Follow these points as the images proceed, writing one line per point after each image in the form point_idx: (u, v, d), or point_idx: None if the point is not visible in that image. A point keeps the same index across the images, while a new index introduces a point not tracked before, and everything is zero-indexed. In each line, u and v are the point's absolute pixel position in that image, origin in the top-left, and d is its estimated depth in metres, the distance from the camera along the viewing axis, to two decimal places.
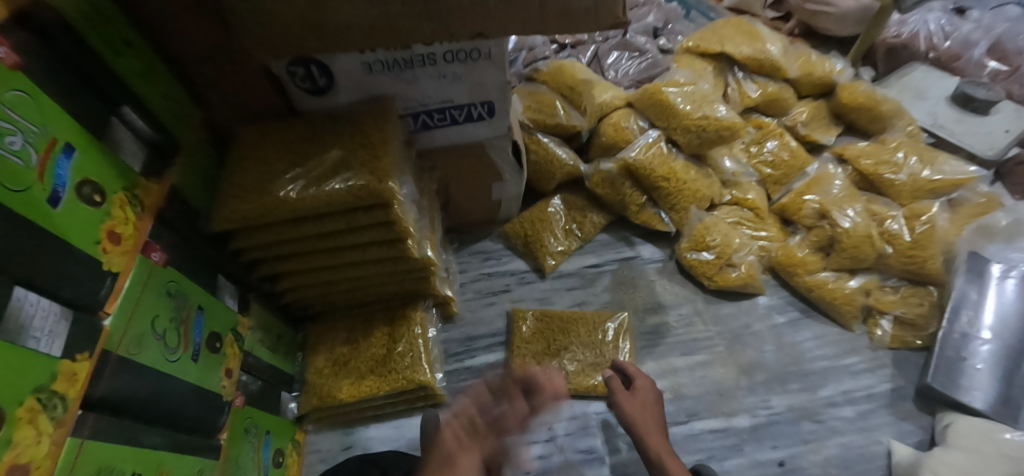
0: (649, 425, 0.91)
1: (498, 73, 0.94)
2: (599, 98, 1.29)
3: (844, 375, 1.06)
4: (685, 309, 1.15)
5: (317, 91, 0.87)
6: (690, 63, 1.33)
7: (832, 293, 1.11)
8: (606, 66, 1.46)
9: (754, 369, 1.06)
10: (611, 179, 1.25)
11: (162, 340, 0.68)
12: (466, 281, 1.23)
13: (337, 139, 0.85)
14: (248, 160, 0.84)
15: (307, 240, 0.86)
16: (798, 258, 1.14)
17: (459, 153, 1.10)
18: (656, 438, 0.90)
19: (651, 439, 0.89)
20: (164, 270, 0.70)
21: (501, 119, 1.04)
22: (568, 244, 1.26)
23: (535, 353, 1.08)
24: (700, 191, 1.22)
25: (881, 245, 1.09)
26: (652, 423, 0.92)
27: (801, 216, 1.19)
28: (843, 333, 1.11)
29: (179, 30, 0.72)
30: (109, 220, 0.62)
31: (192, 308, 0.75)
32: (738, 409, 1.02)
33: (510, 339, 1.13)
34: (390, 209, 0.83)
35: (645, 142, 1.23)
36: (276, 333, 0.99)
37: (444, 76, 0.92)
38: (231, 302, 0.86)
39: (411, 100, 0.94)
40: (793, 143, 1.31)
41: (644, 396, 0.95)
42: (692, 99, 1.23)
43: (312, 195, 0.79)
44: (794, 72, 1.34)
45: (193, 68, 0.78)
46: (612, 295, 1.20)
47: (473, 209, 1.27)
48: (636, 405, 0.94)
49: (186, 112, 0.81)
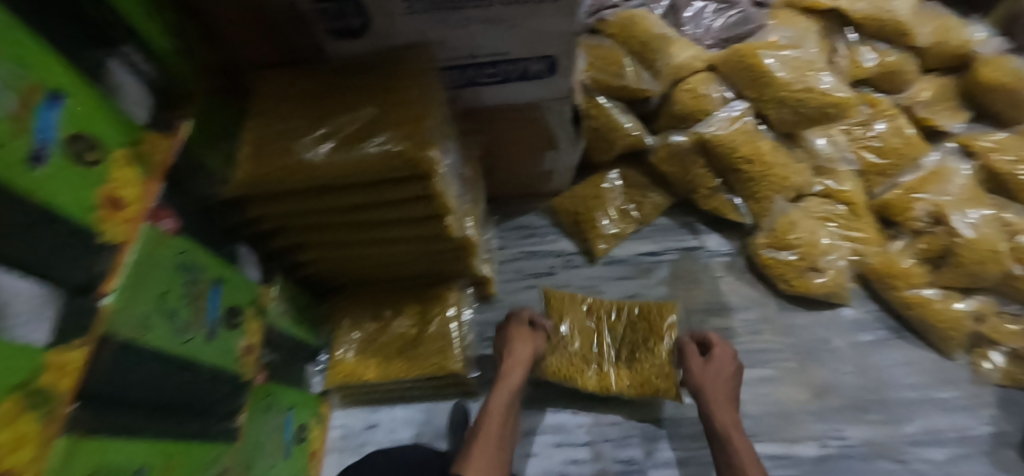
0: (719, 398, 0.85)
1: (566, 20, 0.78)
2: (677, 57, 1.10)
3: (935, 410, 0.92)
4: (752, 315, 1.02)
5: (349, 33, 0.75)
6: (791, 20, 1.11)
7: (936, 315, 0.94)
8: (683, 20, 1.24)
9: (828, 392, 0.93)
10: (681, 155, 1.08)
11: (172, 319, 0.59)
12: (506, 260, 1.13)
13: (370, 95, 0.73)
14: (269, 114, 0.73)
15: (334, 211, 0.77)
16: (900, 269, 0.97)
17: (509, 117, 0.96)
18: (726, 411, 0.84)
19: (721, 413, 0.84)
20: (175, 240, 0.62)
21: (563, 78, 0.88)
22: (623, 227, 1.12)
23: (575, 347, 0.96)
24: (789, 178, 1.04)
25: (1008, 265, 0.92)
26: (724, 398, 0.86)
27: (908, 218, 1.00)
28: (940, 361, 0.96)
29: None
30: (108, 183, 0.53)
31: (206, 282, 0.67)
32: (804, 436, 0.90)
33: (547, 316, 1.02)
34: (427, 183, 0.71)
35: (730, 115, 1.06)
36: (299, 304, 0.92)
37: (500, 21, 0.76)
38: (252, 272, 0.79)
39: (457, 50, 0.80)
40: (909, 129, 1.10)
41: (719, 368, 0.89)
42: (793, 66, 1.03)
43: (337, 162, 0.68)
44: (924, 39, 1.11)
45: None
46: (669, 289, 1.07)
47: (520, 179, 1.14)
48: (708, 376, 0.88)
49: (199, 55, 0.70)
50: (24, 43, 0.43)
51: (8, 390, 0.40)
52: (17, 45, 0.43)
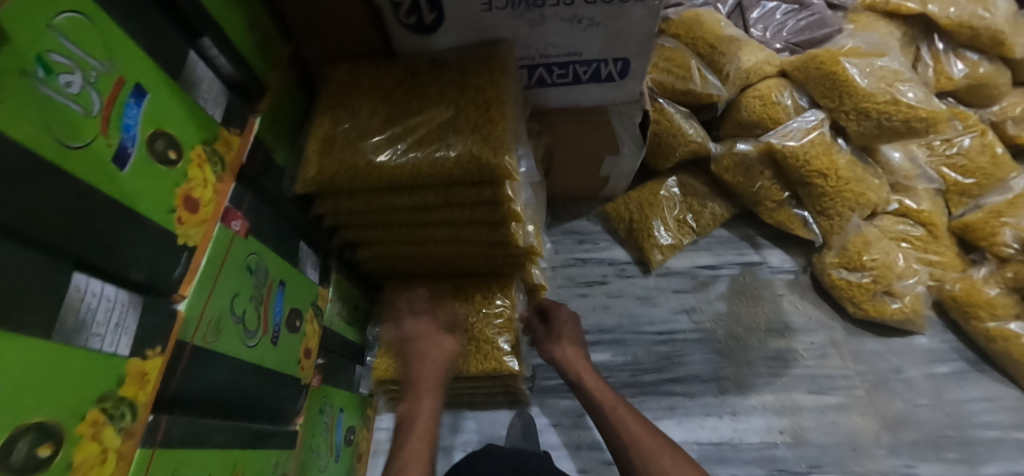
0: (572, 358, 0.85)
1: (648, 20, 0.73)
2: (746, 61, 1.04)
3: (1019, 452, 0.86)
4: (819, 338, 0.97)
5: (420, 29, 0.72)
6: (870, 26, 1.05)
7: (1022, 351, 0.87)
8: (751, 21, 1.17)
9: (901, 426, 0.88)
10: (746, 164, 1.03)
11: (241, 323, 0.58)
12: (557, 265, 1.10)
13: (443, 94, 0.71)
14: (341, 110, 0.72)
15: (400, 210, 0.75)
16: (984, 298, 0.91)
17: (573, 119, 0.92)
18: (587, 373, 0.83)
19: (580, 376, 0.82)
20: (245, 241, 0.60)
21: (635, 81, 0.84)
22: (680, 238, 1.08)
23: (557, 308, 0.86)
24: (866, 194, 0.97)
25: None
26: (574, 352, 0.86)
27: (995, 243, 0.94)
28: (1022, 399, 0.90)
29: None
30: (186, 182, 0.51)
31: (272, 284, 0.65)
32: (873, 470, 0.85)
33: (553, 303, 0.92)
34: (499, 187, 0.69)
35: (804, 125, 1.00)
36: (353, 303, 0.91)
37: (579, 21, 0.73)
38: (312, 273, 0.77)
39: (530, 48, 0.77)
40: (998, 147, 1.02)
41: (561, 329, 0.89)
42: (880, 75, 0.96)
43: (409, 163, 0.66)
44: (1020, 51, 1.03)
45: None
46: (729, 305, 1.02)
47: (575, 183, 1.10)
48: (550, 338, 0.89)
49: (275, 48, 0.69)
50: (111, 37, 0.41)
51: (86, 404, 0.39)
52: (105, 40, 0.41)
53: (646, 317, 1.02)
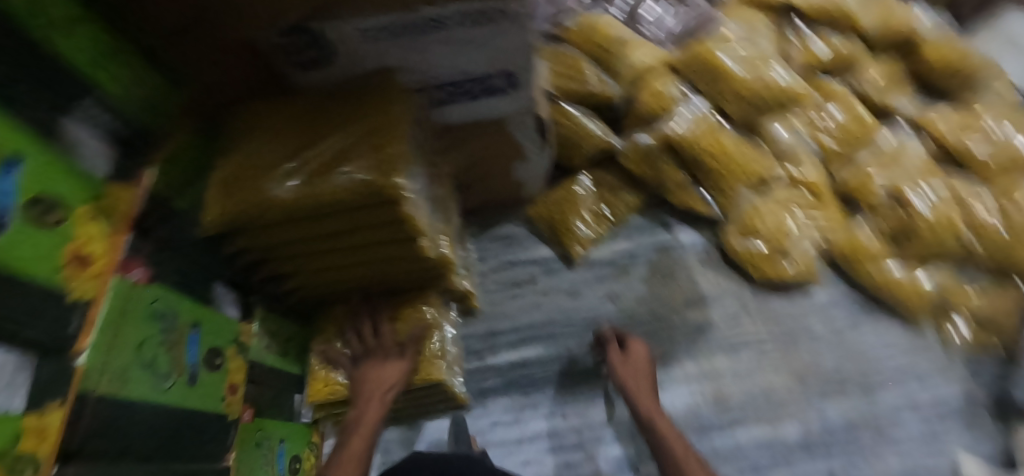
0: (641, 388, 0.87)
1: (521, 35, 0.80)
2: (634, 59, 1.15)
3: (911, 380, 0.95)
4: (731, 303, 1.05)
5: (312, 64, 0.76)
6: (741, 14, 1.19)
7: (904, 291, 0.99)
8: (640, 19, 1.25)
9: (809, 373, 0.96)
10: (650, 155, 1.11)
11: (151, 368, 0.60)
12: (487, 271, 1.14)
13: (336, 123, 0.74)
14: (240, 153, 0.73)
15: (311, 240, 0.78)
16: (865, 248, 1.02)
17: (476, 132, 0.97)
18: (646, 397, 0.85)
19: (641, 400, 0.85)
20: (148, 288, 0.62)
21: (524, 90, 0.90)
22: (598, 229, 1.14)
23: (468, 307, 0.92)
24: (750, 167, 1.08)
25: (966, 236, 0.99)
26: (646, 386, 0.88)
27: (868, 196, 1.06)
28: (910, 333, 0.99)
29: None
30: (72, 242, 0.53)
31: (183, 327, 0.67)
32: (786, 416, 0.93)
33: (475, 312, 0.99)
34: (398, 208, 0.72)
35: (693, 112, 1.09)
36: (283, 336, 0.92)
37: (457, 42, 0.78)
38: (232, 311, 0.80)
39: (418, 72, 0.82)
40: (862, 112, 1.14)
41: (637, 361, 0.91)
42: (749, 61, 1.10)
43: (308, 193, 0.69)
44: (869, 23, 1.16)
45: (182, 38, 0.69)
46: (648, 286, 1.09)
47: (493, 190, 1.15)
48: (630, 370, 0.90)
49: (164, 99, 0.71)
50: None
51: None
52: None
53: (574, 308, 1.08)
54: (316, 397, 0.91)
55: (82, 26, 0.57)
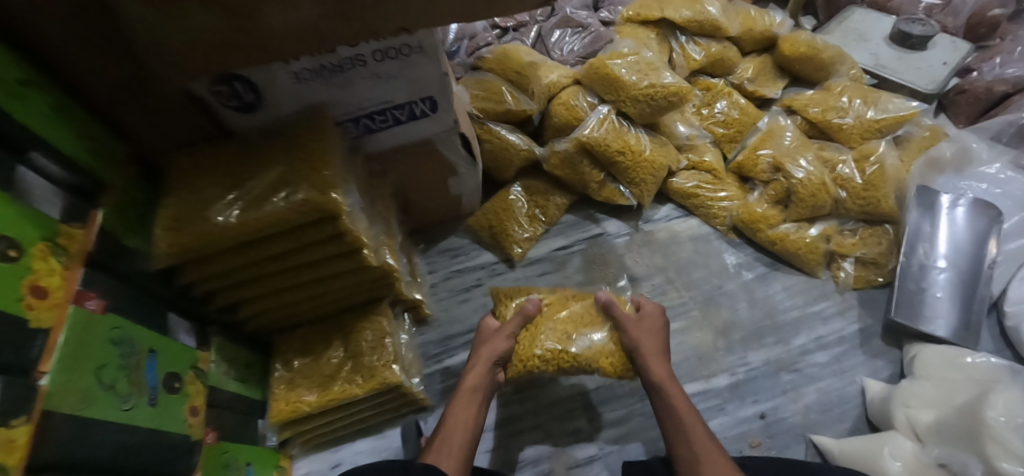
0: (650, 350, 0.91)
1: (435, 66, 0.91)
2: (546, 78, 1.26)
3: (815, 322, 1.09)
4: (657, 279, 1.17)
5: (246, 108, 0.84)
6: (633, 33, 1.32)
7: (795, 244, 1.12)
8: (550, 45, 1.44)
9: (729, 328, 1.08)
10: (569, 158, 1.22)
11: (113, 391, 0.64)
12: (437, 282, 1.22)
13: (274, 156, 0.82)
14: (183, 192, 0.79)
15: (259, 264, 0.84)
16: (758, 214, 1.16)
17: (407, 153, 1.07)
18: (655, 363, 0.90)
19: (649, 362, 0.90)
20: (104, 317, 0.67)
21: (446, 112, 1.01)
22: (534, 230, 1.24)
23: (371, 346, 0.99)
24: (658, 160, 1.21)
25: (836, 191, 1.12)
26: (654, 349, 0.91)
27: (758, 172, 1.20)
28: (809, 281, 1.14)
29: (81, 50, 0.67)
30: (31, 274, 0.58)
31: (142, 352, 0.72)
32: (717, 370, 1.04)
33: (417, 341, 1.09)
34: (338, 222, 0.80)
35: (598, 118, 1.21)
36: (243, 363, 0.96)
37: (379, 76, 0.89)
38: (188, 339, 0.84)
39: (347, 104, 0.91)
40: (743, 101, 1.32)
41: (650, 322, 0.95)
42: (637, 69, 1.21)
43: (254, 218, 0.75)
44: (735, 30, 1.35)
45: (125, 96, 0.75)
46: (585, 275, 1.20)
47: (433, 208, 1.24)
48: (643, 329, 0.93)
49: (109, 149, 0.77)
50: None
51: None
52: None
53: None
54: (280, 417, 0.93)
55: (36, 90, 0.64)
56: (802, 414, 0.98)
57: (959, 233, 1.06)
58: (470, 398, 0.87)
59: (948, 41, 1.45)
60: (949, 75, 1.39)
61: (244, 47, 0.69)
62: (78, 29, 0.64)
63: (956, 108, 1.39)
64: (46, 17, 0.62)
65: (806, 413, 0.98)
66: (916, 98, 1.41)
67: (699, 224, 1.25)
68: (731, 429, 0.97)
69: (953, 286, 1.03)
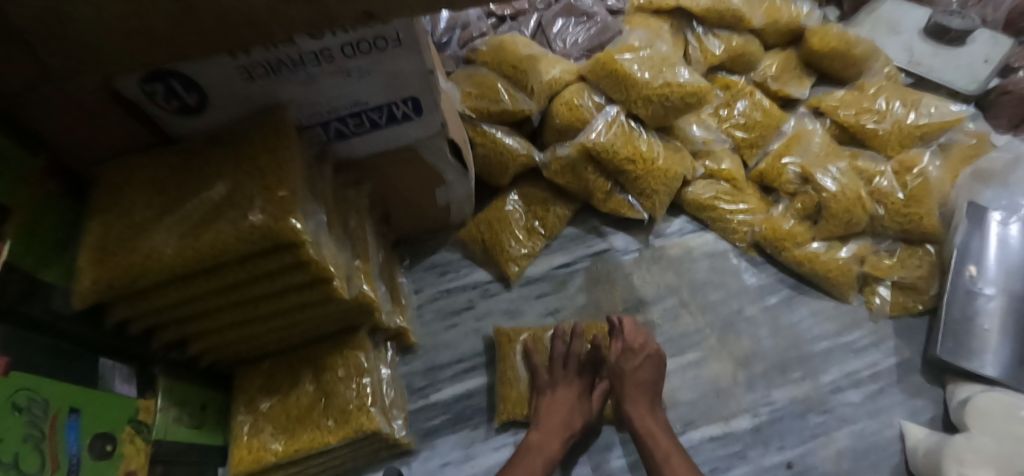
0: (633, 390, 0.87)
1: (416, 62, 0.77)
2: (547, 74, 1.12)
3: (846, 354, 0.97)
4: (669, 302, 1.05)
5: (189, 111, 0.71)
6: (644, 22, 1.19)
7: (825, 266, 1.01)
8: (552, 37, 1.30)
9: (751, 360, 0.97)
10: (571, 165, 1.10)
11: (14, 471, 0.52)
12: (423, 303, 1.09)
13: (221, 172, 0.69)
14: (113, 212, 0.67)
15: (208, 297, 0.71)
16: (784, 231, 1.04)
17: (388, 160, 0.94)
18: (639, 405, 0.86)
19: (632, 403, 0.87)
20: (7, 379, 0.54)
21: (431, 115, 0.88)
22: (532, 245, 1.12)
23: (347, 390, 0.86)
24: (672, 169, 1.09)
25: (872, 207, 1.00)
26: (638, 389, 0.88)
27: (783, 183, 1.08)
28: (839, 306, 1.02)
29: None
30: None
31: (59, 414, 0.60)
32: (738, 410, 0.92)
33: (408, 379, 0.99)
34: (298, 251, 0.67)
35: (605, 121, 1.08)
36: (198, 403, 0.84)
37: (349, 73, 0.75)
38: (126, 389, 0.72)
39: (313, 106, 0.78)
40: (766, 102, 1.19)
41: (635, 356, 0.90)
42: (650, 64, 1.07)
43: (194, 249, 0.63)
44: (759, 21, 1.21)
45: (33, 101, 0.62)
46: (588, 296, 1.08)
47: (419, 218, 1.11)
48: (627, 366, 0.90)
49: (19, 163, 0.64)
50: None
51: None
52: None
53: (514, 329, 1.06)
54: (240, 467, 0.81)
55: None
56: (834, 463, 0.87)
57: (1010, 257, 0.95)
58: (558, 420, 0.88)
59: (989, 35, 1.32)
60: (991, 73, 1.26)
61: (175, 35, 0.55)
62: None
63: (996, 111, 1.27)
64: None
65: (838, 461, 0.88)
66: (954, 99, 1.28)
67: (715, 240, 1.12)
68: None
69: (1005, 317, 0.91)
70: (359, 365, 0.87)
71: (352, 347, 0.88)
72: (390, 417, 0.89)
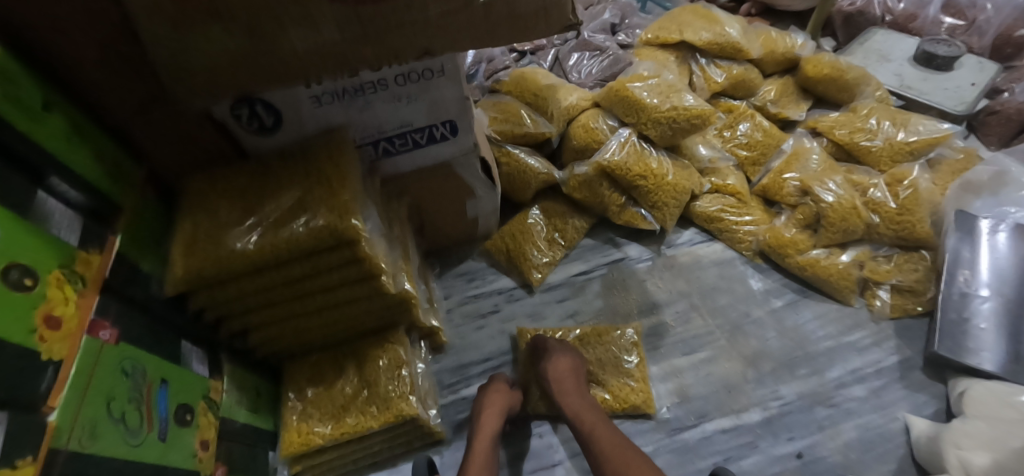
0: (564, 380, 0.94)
1: (456, 89, 0.90)
2: (566, 101, 1.25)
3: (850, 353, 1.04)
4: (680, 306, 1.13)
5: (266, 131, 0.84)
6: (652, 55, 1.32)
7: (826, 271, 1.08)
8: (568, 68, 1.45)
9: (759, 359, 1.04)
10: (588, 182, 1.20)
11: (122, 425, 0.62)
12: (453, 307, 1.19)
13: (292, 180, 0.80)
14: (200, 214, 0.78)
15: (274, 290, 0.82)
16: (787, 238, 1.12)
17: (426, 176, 1.06)
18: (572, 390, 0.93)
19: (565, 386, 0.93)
20: (116, 347, 0.65)
21: (466, 135, 1.00)
22: (553, 254, 1.21)
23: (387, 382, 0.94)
24: (680, 184, 1.18)
25: (868, 215, 1.08)
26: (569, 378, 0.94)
27: (784, 196, 1.17)
28: (842, 308, 1.09)
29: (108, 71, 0.67)
30: (45, 303, 0.56)
31: (153, 383, 0.69)
32: (748, 404, 0.99)
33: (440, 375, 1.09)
34: (355, 247, 0.78)
35: (619, 141, 1.19)
36: (254, 391, 0.93)
37: (399, 99, 0.88)
38: (201, 368, 0.81)
39: (367, 127, 0.90)
40: (766, 123, 1.30)
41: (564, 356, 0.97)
42: (658, 91, 1.19)
43: (270, 243, 0.74)
44: (756, 52, 1.34)
45: (142, 119, 0.74)
46: (605, 301, 1.16)
47: (450, 230, 1.22)
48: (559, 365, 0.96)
49: (126, 171, 0.76)
50: None
51: None
52: None
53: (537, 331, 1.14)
54: (290, 449, 0.89)
55: (54, 112, 0.63)
56: (842, 453, 0.92)
57: (1001, 260, 1.02)
58: (498, 405, 0.95)
59: (975, 61, 1.42)
60: (978, 95, 1.36)
61: (267, 70, 0.68)
62: (104, 54, 0.65)
63: (987, 130, 1.35)
64: (68, 39, 0.62)
65: (846, 452, 0.93)
66: (945, 119, 1.37)
67: (723, 249, 1.21)
68: (765, 468, 0.92)
69: (999, 316, 0.97)
70: (399, 358, 0.96)
71: (393, 343, 0.97)
72: (425, 407, 0.96)
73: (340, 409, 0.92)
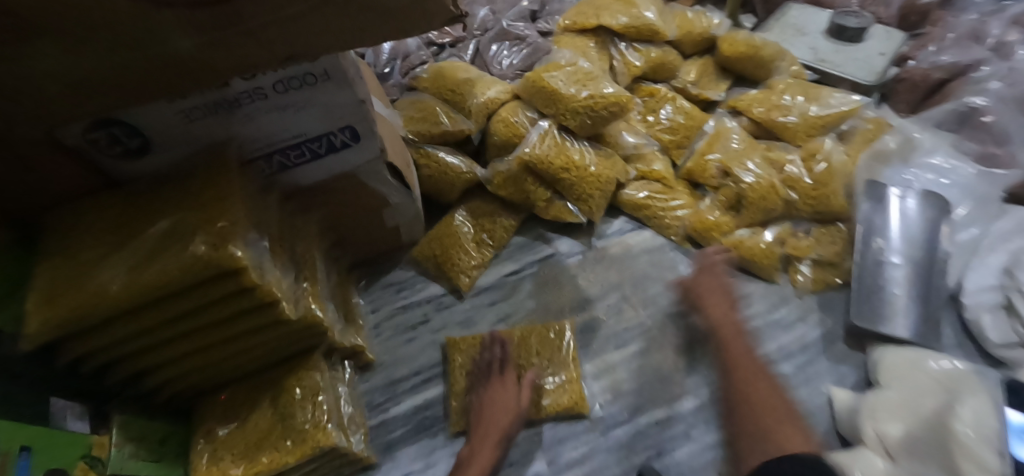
0: None
1: (348, 93, 0.83)
2: (483, 95, 1.20)
3: (776, 330, 1.05)
4: (612, 298, 1.11)
5: (133, 153, 0.75)
6: (571, 42, 1.29)
7: (750, 251, 1.09)
8: (488, 60, 1.39)
9: (691, 345, 1.03)
10: (512, 177, 1.16)
11: None
12: (380, 321, 1.13)
13: (164, 208, 0.73)
14: (57, 256, 0.70)
15: (159, 330, 0.74)
16: (710, 222, 1.12)
17: (332, 187, 0.99)
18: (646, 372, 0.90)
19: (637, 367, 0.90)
20: None
21: (370, 140, 0.94)
22: (481, 256, 1.17)
23: (301, 414, 0.87)
24: (604, 174, 1.16)
25: (785, 193, 1.09)
26: None
27: (707, 178, 1.17)
28: (768, 287, 1.10)
29: None
30: None
31: (9, 454, 0.61)
32: (680, 393, 0.98)
33: (366, 395, 1.04)
34: (242, 277, 0.71)
35: (539, 133, 1.15)
36: (155, 438, 0.85)
37: (284, 107, 0.80)
38: (80, 426, 0.76)
39: (255, 140, 0.83)
40: (687, 105, 1.29)
41: None
42: (575, 79, 1.15)
43: (138, 281, 0.66)
44: (674, 34, 1.33)
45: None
46: (537, 301, 1.12)
47: (371, 240, 1.16)
48: None
49: None
50: None
51: None
52: None
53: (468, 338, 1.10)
54: None
55: None
56: None
57: (911, 226, 1.04)
58: (494, 426, 0.90)
59: (883, 31, 1.45)
60: (887, 64, 1.39)
61: (115, 88, 0.60)
62: None
63: (898, 98, 1.39)
64: None
65: None
66: (858, 90, 1.40)
67: (652, 236, 1.20)
68: (698, 456, 0.92)
69: (911, 281, 0.99)
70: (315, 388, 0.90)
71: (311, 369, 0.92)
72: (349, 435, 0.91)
73: (252, 447, 0.86)
